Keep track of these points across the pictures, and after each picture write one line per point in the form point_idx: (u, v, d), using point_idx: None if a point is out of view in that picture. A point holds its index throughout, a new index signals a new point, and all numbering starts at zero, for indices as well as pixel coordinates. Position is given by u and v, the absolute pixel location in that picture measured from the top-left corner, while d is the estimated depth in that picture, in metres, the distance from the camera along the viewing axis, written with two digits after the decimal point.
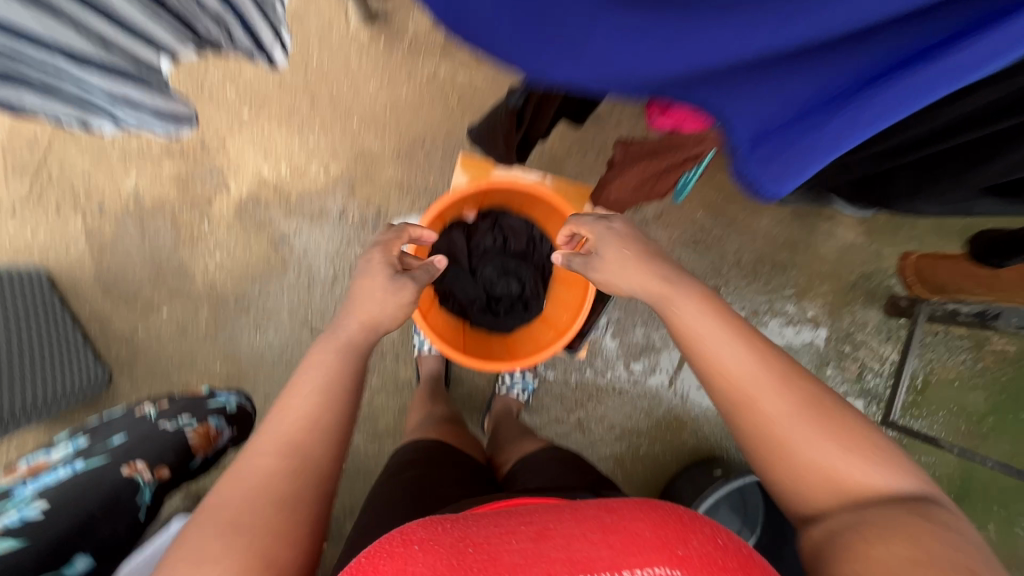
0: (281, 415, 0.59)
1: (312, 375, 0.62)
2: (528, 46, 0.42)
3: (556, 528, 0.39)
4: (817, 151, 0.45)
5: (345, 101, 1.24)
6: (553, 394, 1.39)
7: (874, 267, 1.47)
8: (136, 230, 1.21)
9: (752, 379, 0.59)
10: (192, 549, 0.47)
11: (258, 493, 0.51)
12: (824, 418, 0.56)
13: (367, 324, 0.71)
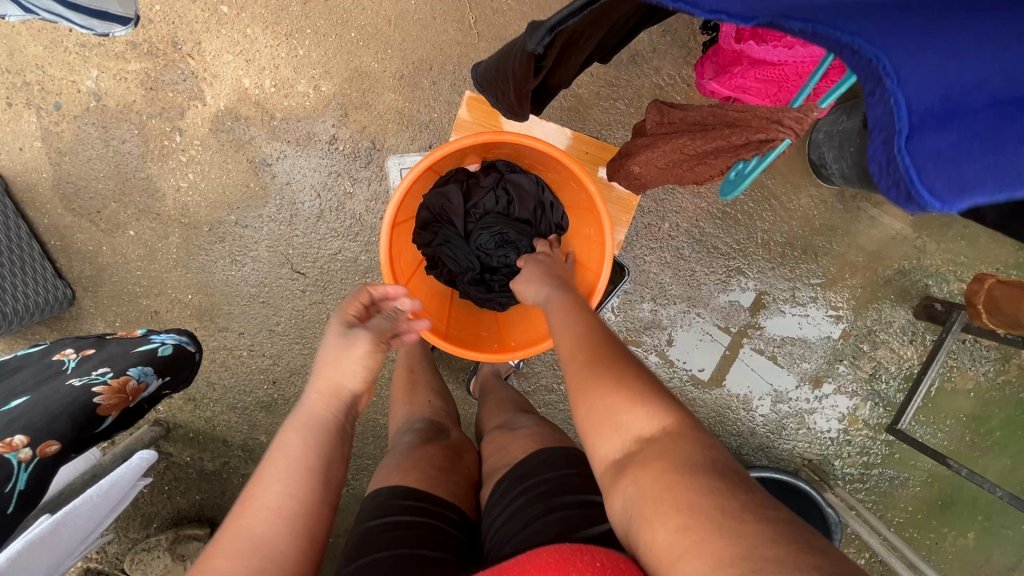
0: (245, 514, 0.50)
1: (276, 461, 0.54)
2: None
3: None
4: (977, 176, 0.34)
5: (343, 7, 1.06)
6: (545, 361, 1.31)
7: (915, 263, 1.33)
8: (98, 135, 1.07)
9: (573, 348, 0.62)
10: None
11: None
12: (620, 371, 0.55)
13: (331, 391, 0.62)
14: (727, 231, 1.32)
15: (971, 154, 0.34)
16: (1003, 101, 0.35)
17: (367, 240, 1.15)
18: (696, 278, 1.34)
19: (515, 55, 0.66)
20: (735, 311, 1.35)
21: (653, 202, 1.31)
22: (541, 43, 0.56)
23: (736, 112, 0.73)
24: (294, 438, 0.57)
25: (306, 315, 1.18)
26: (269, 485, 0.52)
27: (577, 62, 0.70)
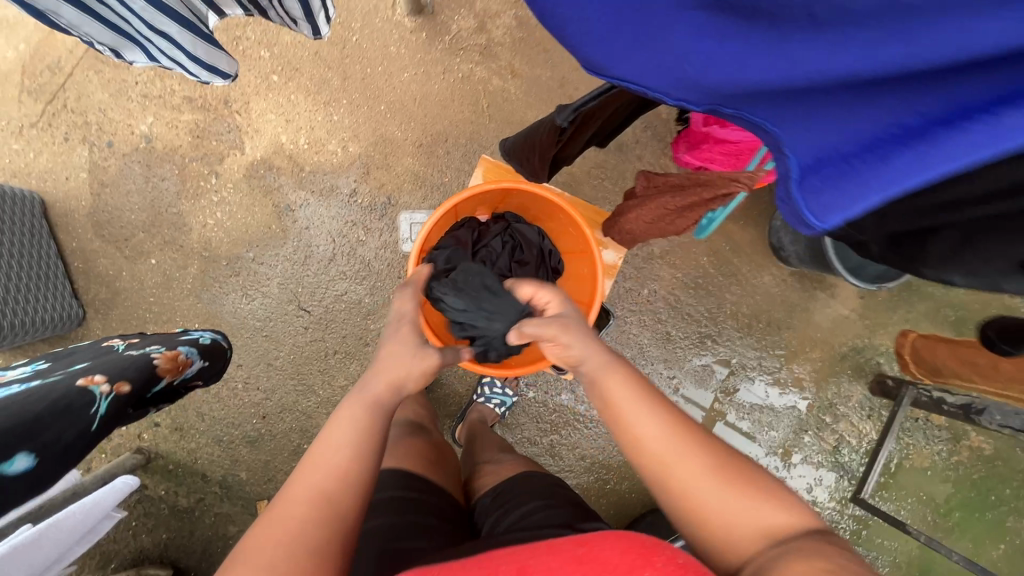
0: (309, 464, 0.55)
1: (337, 422, 0.59)
2: (616, 53, 0.46)
3: (536, 565, 0.50)
4: (837, 204, 0.43)
5: (376, 85, 1.24)
6: (529, 413, 1.36)
7: (866, 342, 1.47)
8: (141, 172, 1.19)
9: (672, 444, 0.59)
10: None
11: (288, 553, 0.49)
12: (738, 469, 0.58)
13: (394, 383, 0.64)
14: (700, 300, 1.45)
15: (830, 185, 0.43)
16: (859, 148, 0.42)
17: (373, 285, 1.24)
18: (672, 341, 1.45)
19: (544, 128, 0.82)
20: (708, 375, 1.46)
21: (633, 270, 1.45)
22: (568, 119, 0.72)
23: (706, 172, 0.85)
24: (356, 417, 0.60)
25: (305, 352, 1.24)
26: (332, 449, 0.56)
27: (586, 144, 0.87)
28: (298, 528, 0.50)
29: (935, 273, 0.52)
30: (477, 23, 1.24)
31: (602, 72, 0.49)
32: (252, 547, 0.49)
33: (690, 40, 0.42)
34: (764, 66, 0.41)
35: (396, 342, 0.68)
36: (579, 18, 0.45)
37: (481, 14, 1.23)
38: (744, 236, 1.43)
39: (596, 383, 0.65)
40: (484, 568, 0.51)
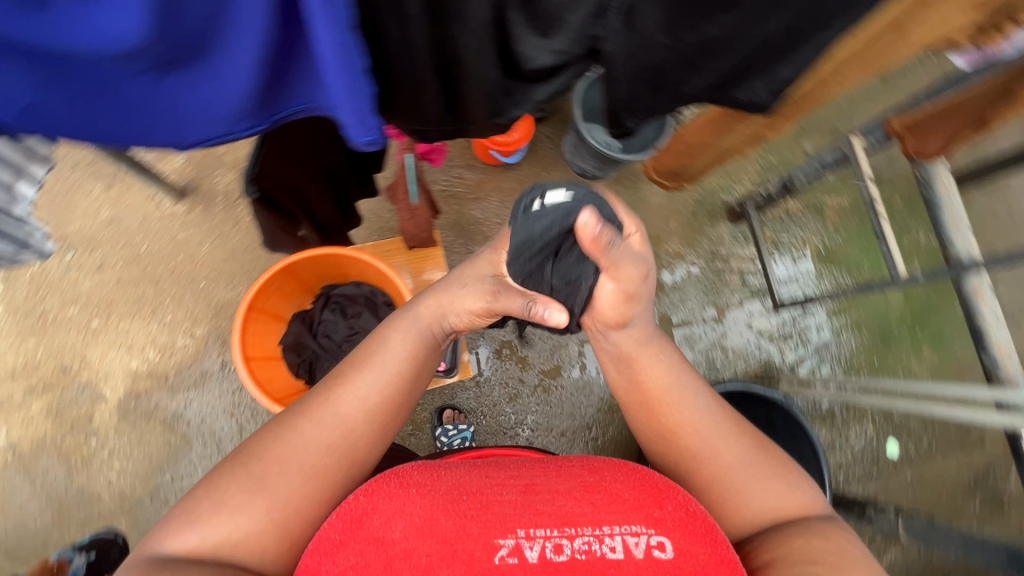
0: (345, 394, 0.66)
1: (378, 353, 0.70)
2: (165, 131, 0.60)
3: (539, 484, 0.60)
4: (362, 130, 0.55)
5: (186, 270, 1.32)
6: (494, 430, 1.43)
7: (703, 191, 1.66)
8: (24, 478, 1.20)
9: (716, 434, 0.68)
10: (243, 494, 0.59)
11: (304, 475, 0.61)
12: (759, 458, 0.67)
13: (445, 315, 0.77)
14: None
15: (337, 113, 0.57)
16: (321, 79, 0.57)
17: None
18: None
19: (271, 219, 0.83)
20: None
21: None
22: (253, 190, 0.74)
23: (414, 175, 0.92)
24: (393, 355, 0.71)
25: None
26: (360, 379, 0.68)
27: (332, 196, 0.88)
28: (316, 443, 0.63)
29: (509, 113, 0.63)
30: (236, 171, 1.36)
31: (180, 145, 0.62)
32: (274, 442, 0.62)
33: (187, 94, 0.55)
34: (238, 88, 0.56)
35: (462, 277, 0.78)
36: (118, 125, 0.58)
37: (235, 163, 1.35)
38: (559, 179, 1.58)
39: (638, 372, 0.72)
40: (492, 481, 0.61)
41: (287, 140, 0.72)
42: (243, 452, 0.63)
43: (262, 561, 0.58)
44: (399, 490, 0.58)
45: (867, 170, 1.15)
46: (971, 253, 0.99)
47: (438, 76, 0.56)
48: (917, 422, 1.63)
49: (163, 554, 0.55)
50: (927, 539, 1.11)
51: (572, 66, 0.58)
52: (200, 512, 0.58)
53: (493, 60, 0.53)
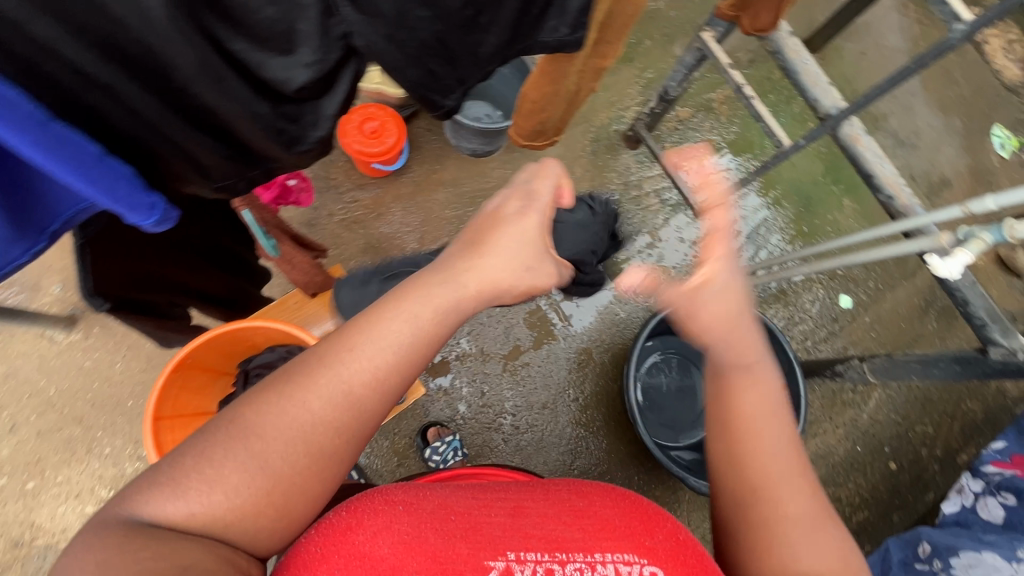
0: (353, 361, 0.54)
1: (403, 315, 0.57)
2: None
3: (529, 506, 0.55)
4: (146, 206, 0.51)
5: (106, 396, 1.24)
6: (478, 430, 1.42)
7: (596, 127, 1.63)
8: None
9: (788, 479, 0.57)
10: (220, 467, 0.48)
11: (291, 454, 0.51)
12: (821, 515, 0.56)
13: (488, 286, 0.64)
14: None
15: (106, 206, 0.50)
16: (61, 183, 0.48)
17: None
18: None
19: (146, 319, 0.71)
20: None
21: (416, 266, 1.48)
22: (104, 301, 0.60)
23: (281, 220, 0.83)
24: (419, 324, 0.57)
25: None
26: (377, 354, 0.55)
27: (219, 271, 0.82)
28: (323, 421, 0.52)
29: (310, 135, 0.63)
30: None
31: None
32: (276, 414, 0.51)
33: None
34: None
35: (506, 247, 0.66)
36: None
37: None
38: (452, 166, 1.53)
39: (727, 395, 0.61)
40: (481, 501, 0.55)
41: (134, 239, 0.62)
42: (238, 417, 0.51)
43: (259, 543, 0.50)
44: (382, 511, 0.51)
45: (725, 60, 1.17)
46: (838, 105, 1.02)
47: (207, 131, 0.54)
48: (859, 269, 1.70)
49: (145, 523, 0.45)
50: (893, 374, 1.17)
51: (341, 71, 0.57)
52: (190, 483, 0.47)
53: (249, 96, 0.52)
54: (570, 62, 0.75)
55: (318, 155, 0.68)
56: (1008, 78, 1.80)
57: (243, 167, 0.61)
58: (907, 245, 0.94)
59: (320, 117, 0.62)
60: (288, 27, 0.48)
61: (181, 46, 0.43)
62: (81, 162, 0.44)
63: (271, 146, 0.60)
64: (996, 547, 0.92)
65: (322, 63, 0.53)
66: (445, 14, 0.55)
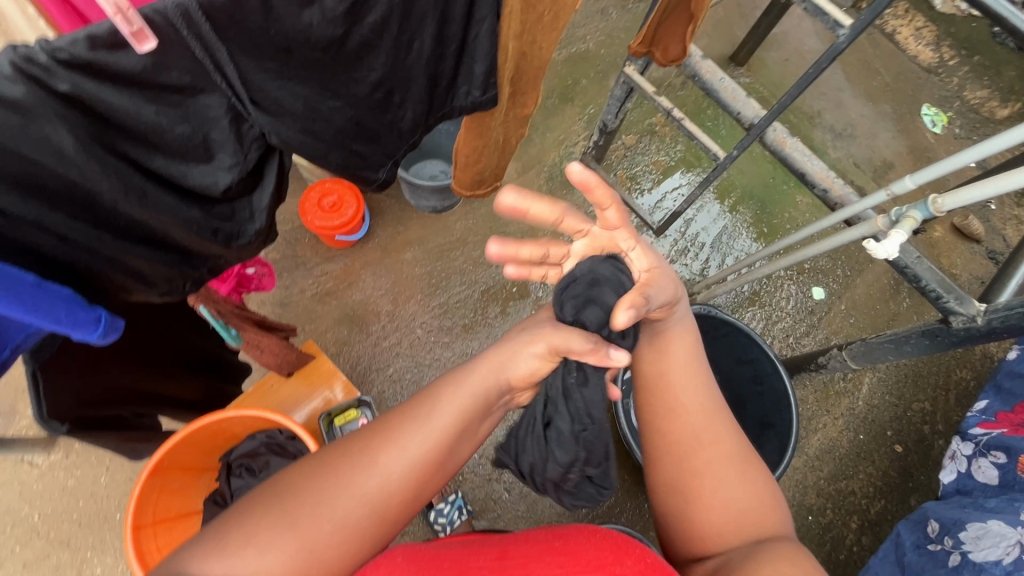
0: (393, 444, 0.54)
1: (442, 397, 0.57)
2: None
3: (513, 549, 0.55)
4: (95, 320, 0.53)
5: (92, 513, 1.20)
6: (479, 482, 1.39)
7: (548, 165, 1.69)
8: None
9: (711, 428, 0.61)
10: (251, 531, 0.48)
11: (325, 526, 0.50)
12: (738, 455, 0.61)
13: (497, 368, 0.60)
14: (452, 288, 1.54)
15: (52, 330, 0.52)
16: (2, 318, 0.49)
17: None
18: (472, 324, 1.51)
19: (115, 433, 0.69)
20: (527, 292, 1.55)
21: (393, 327, 1.50)
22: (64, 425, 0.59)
23: (248, 311, 0.82)
24: (448, 410, 0.57)
25: None
26: (416, 433, 0.55)
27: (186, 370, 0.83)
28: (361, 497, 0.51)
29: (247, 229, 0.68)
30: None
31: None
32: (314, 479, 0.51)
33: None
34: None
35: (518, 332, 0.64)
36: None
37: None
38: (416, 225, 1.58)
39: (654, 353, 0.64)
40: (472, 549, 0.56)
41: (96, 355, 0.63)
42: (281, 480, 0.53)
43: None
44: (383, 563, 0.53)
45: (650, 89, 1.25)
46: (759, 114, 1.09)
47: (146, 244, 0.57)
48: (825, 260, 1.75)
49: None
50: (871, 358, 1.18)
51: (267, 163, 0.64)
52: (227, 546, 0.47)
53: (176, 205, 0.56)
54: (491, 117, 0.83)
55: (260, 242, 0.72)
56: (923, 61, 1.92)
57: (190, 271, 0.64)
58: (851, 232, 0.99)
59: (252, 206, 0.67)
60: (203, 137, 0.54)
61: (101, 177, 0.48)
62: (23, 293, 0.46)
63: (213, 244, 0.64)
64: (1001, 513, 0.92)
65: (239, 156, 0.58)
66: (356, 101, 0.66)
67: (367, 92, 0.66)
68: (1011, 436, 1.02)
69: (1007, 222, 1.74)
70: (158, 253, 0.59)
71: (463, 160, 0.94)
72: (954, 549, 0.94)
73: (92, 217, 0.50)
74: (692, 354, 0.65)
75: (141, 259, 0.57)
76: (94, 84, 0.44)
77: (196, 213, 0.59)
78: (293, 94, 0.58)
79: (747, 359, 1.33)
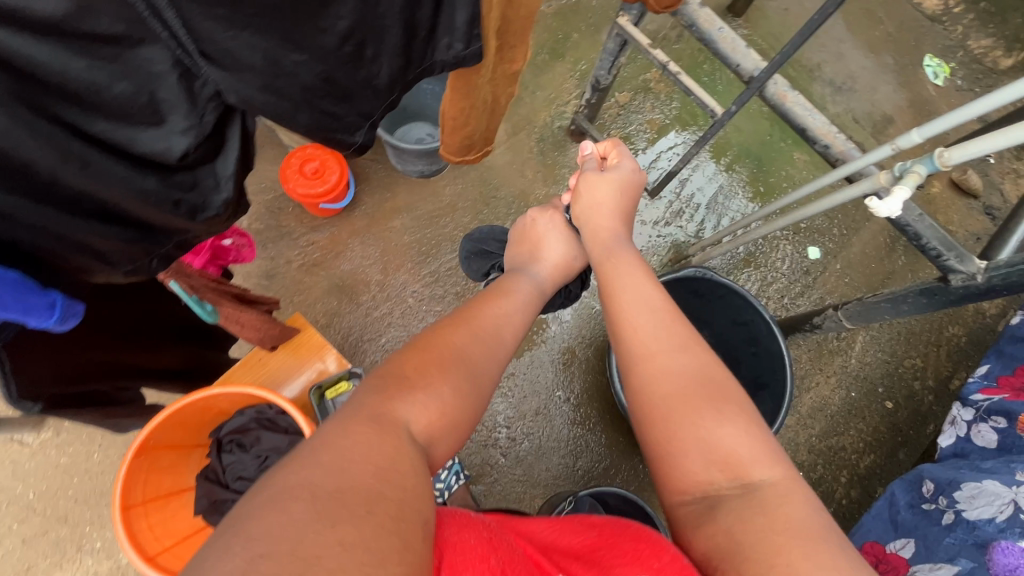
0: (504, 317, 0.71)
1: (524, 290, 0.80)
2: None
3: (561, 537, 0.52)
4: (50, 304, 0.51)
5: (87, 489, 1.19)
6: (475, 448, 1.40)
7: (539, 126, 1.63)
8: None
9: (667, 354, 0.64)
10: (418, 391, 0.55)
11: (470, 376, 0.60)
12: (715, 385, 0.61)
13: (559, 267, 0.89)
14: (443, 256, 1.50)
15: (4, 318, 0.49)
16: None
17: None
18: (464, 292, 1.49)
19: (93, 407, 0.67)
20: None
21: (383, 297, 1.47)
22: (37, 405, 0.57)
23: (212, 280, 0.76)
24: (531, 298, 0.79)
25: None
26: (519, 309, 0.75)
27: (167, 340, 0.80)
28: (490, 356, 0.65)
29: (213, 200, 0.63)
30: None
31: None
32: (467, 341, 0.64)
33: None
34: None
35: (558, 236, 0.91)
36: None
37: None
38: (403, 191, 1.52)
39: (609, 292, 0.74)
40: (526, 528, 0.53)
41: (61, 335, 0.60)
42: (434, 343, 0.62)
43: (442, 454, 0.56)
44: (457, 517, 0.47)
45: (645, 41, 1.18)
46: (759, 66, 1.03)
47: (95, 217, 0.52)
48: (821, 220, 1.72)
49: (391, 421, 0.50)
50: (867, 317, 1.17)
51: (227, 125, 0.59)
52: (416, 392, 0.54)
53: (125, 173, 0.52)
54: (477, 72, 0.78)
55: (231, 214, 0.68)
56: (927, 9, 1.85)
57: (148, 245, 0.59)
58: (853, 189, 0.96)
59: (216, 174, 0.62)
60: (150, 97, 0.49)
61: (25, 139, 0.43)
62: None
63: (172, 214, 0.59)
64: (995, 473, 0.93)
65: (195, 118, 0.53)
66: (325, 55, 0.61)
67: (336, 44, 0.61)
68: (1012, 401, 1.03)
69: (1005, 177, 1.71)
70: (109, 225, 0.54)
71: (449, 121, 0.89)
72: (949, 508, 0.96)
73: (25, 187, 0.45)
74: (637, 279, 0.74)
75: (89, 232, 0.52)
76: (9, 35, 0.39)
77: (146, 179, 0.54)
78: (251, 46, 0.53)
79: (742, 321, 1.33)
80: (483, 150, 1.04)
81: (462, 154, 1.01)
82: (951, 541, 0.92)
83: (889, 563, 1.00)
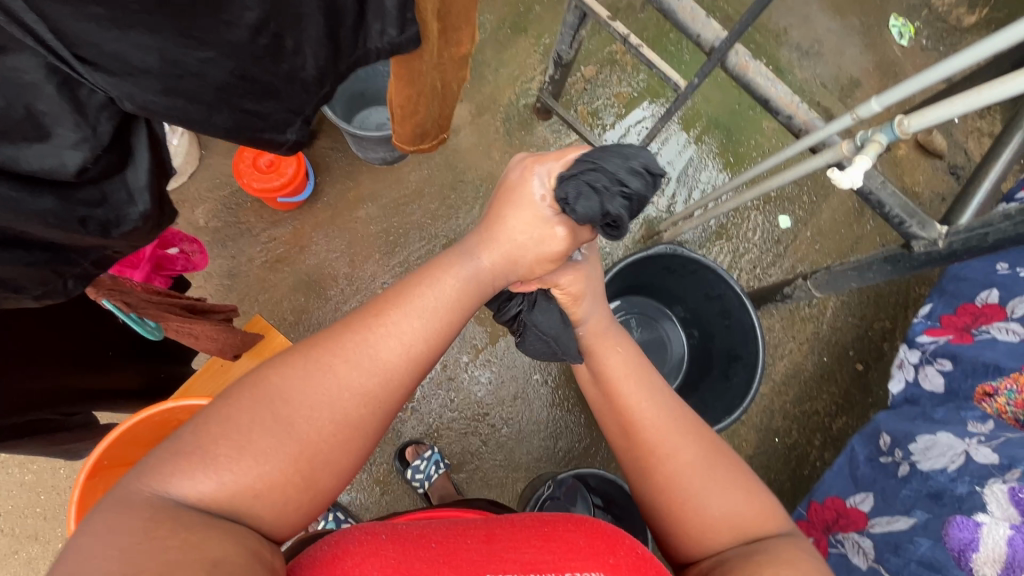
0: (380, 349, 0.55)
1: (430, 284, 0.60)
2: None
3: (500, 531, 0.49)
4: None
5: (55, 505, 1.16)
6: (453, 437, 1.40)
7: (504, 104, 1.58)
8: None
9: (669, 432, 0.64)
10: (255, 443, 0.49)
11: (317, 425, 0.51)
12: (716, 461, 0.63)
13: (509, 256, 0.65)
14: (410, 244, 1.46)
15: None
16: None
17: None
18: None
19: (33, 436, 0.65)
20: None
21: (352, 290, 1.43)
22: None
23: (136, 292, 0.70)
24: (440, 294, 0.59)
25: None
26: (406, 321, 0.57)
27: (116, 358, 0.77)
28: (353, 388, 0.53)
29: (128, 214, 0.59)
30: None
31: None
32: (303, 384, 0.52)
33: None
34: None
35: (516, 216, 0.65)
36: None
37: None
38: (366, 179, 1.48)
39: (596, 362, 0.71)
40: (456, 529, 0.50)
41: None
42: (262, 386, 0.51)
43: (278, 520, 0.50)
44: (365, 541, 0.46)
45: (604, 13, 1.14)
46: (717, 36, 1.01)
47: None
48: (791, 188, 1.72)
49: (171, 499, 0.45)
50: (836, 286, 1.17)
51: (133, 134, 0.56)
52: (216, 453, 0.47)
53: (12, 194, 0.49)
54: (417, 57, 0.74)
55: (152, 226, 0.63)
56: None
57: (54, 261, 0.56)
58: (815, 161, 0.95)
59: (128, 186, 0.57)
60: (27, 111, 0.46)
61: None
62: None
63: (80, 232, 0.55)
64: (948, 425, 0.97)
65: (88, 131, 0.50)
66: (237, 50, 0.57)
67: (247, 38, 0.57)
68: (957, 343, 1.06)
69: (969, 136, 1.73)
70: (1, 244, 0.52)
71: (396, 106, 0.85)
72: (904, 460, 0.99)
73: None
74: (630, 365, 0.70)
75: None
76: None
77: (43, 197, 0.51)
78: (142, 46, 0.50)
79: (714, 295, 1.32)
80: (439, 138, 1.00)
81: (416, 142, 0.97)
82: (907, 492, 0.95)
83: (848, 517, 1.03)
